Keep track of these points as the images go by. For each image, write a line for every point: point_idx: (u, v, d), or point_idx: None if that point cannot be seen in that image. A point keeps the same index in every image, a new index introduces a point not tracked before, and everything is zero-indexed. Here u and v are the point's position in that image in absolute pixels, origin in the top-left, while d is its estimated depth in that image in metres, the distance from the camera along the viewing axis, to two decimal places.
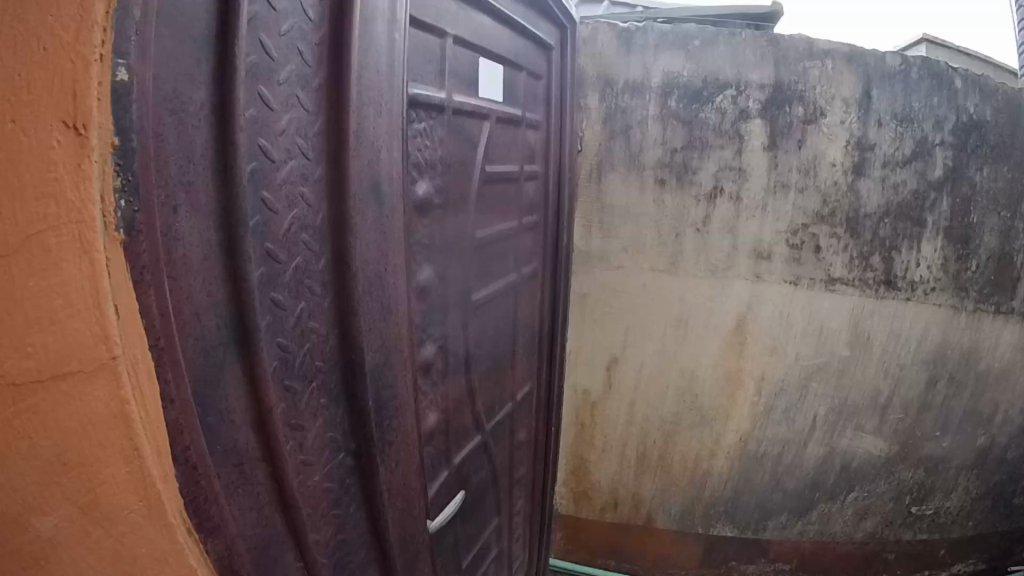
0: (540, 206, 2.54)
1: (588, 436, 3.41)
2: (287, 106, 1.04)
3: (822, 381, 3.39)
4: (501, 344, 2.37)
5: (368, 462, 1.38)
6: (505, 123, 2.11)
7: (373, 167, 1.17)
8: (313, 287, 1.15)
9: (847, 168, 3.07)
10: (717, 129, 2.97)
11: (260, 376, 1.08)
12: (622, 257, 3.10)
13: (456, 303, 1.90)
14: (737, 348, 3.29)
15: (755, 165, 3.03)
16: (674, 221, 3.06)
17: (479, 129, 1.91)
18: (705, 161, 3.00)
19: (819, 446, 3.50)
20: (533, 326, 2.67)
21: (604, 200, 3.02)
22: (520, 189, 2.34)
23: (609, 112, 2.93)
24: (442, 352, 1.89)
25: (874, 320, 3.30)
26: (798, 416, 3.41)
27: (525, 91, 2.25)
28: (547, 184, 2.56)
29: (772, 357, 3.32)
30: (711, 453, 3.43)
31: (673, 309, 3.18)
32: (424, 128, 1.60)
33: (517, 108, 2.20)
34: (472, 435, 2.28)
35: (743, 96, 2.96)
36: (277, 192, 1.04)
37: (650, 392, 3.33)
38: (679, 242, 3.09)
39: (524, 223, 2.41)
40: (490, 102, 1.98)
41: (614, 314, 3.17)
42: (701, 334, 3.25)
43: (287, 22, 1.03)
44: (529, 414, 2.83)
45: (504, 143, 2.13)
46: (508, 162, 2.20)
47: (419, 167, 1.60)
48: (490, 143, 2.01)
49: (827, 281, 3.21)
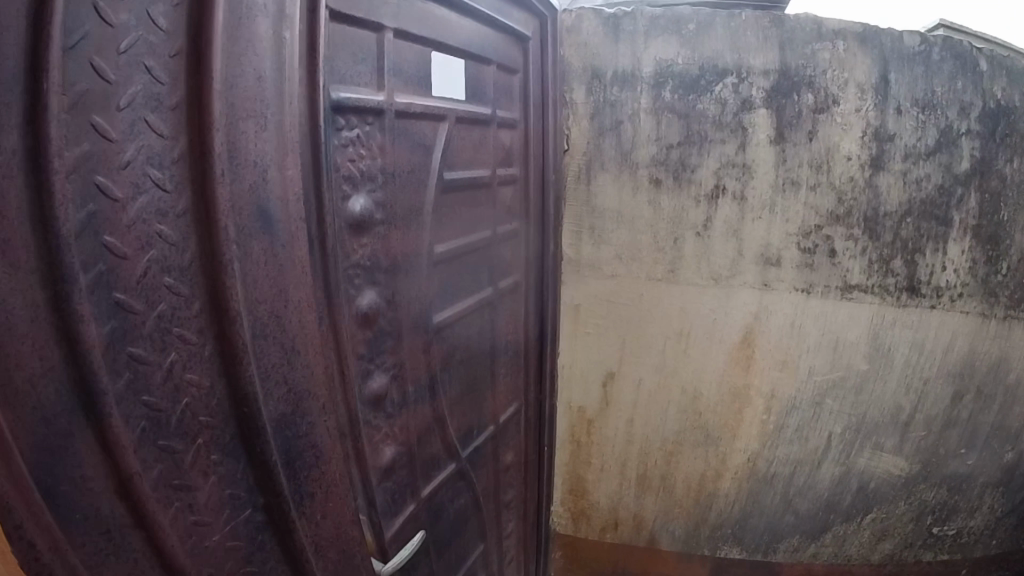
0: (515, 214, 2.37)
1: (586, 455, 3.21)
2: (133, 134, 0.89)
3: (838, 398, 3.14)
4: (478, 366, 2.19)
5: (284, 519, 1.23)
6: (469, 123, 1.93)
7: (258, 191, 1.03)
8: (186, 335, 1.01)
9: (864, 162, 2.81)
10: (717, 122, 2.77)
11: (118, 441, 0.94)
12: (617, 264, 2.88)
13: (411, 328, 1.71)
14: (744, 364, 3.07)
15: (761, 161, 2.81)
16: (671, 225, 2.85)
17: (434, 133, 1.71)
18: (705, 157, 2.80)
19: (834, 466, 3.26)
20: (516, 342, 2.49)
21: (595, 203, 2.82)
22: (490, 198, 2.14)
23: (597, 104, 2.76)
24: (400, 382, 1.71)
25: (895, 331, 3.04)
26: (810, 436, 3.19)
27: (494, 88, 2.07)
28: (524, 187, 2.42)
29: (783, 374, 3.10)
30: (716, 475, 3.24)
31: (674, 322, 2.97)
32: (357, 136, 1.41)
33: (484, 106, 2.02)
34: (444, 464, 2.09)
35: (745, 84, 2.73)
36: (125, 234, 0.90)
37: (651, 407, 3.11)
38: (678, 247, 2.88)
39: (498, 233, 2.22)
40: (449, 102, 1.78)
41: (607, 327, 2.97)
42: (703, 350, 3.03)
43: (127, 37, 0.87)
44: (515, 434, 2.66)
45: (469, 146, 1.94)
46: (475, 166, 2.01)
47: (351, 181, 1.41)
48: (450, 148, 1.82)
49: (843, 290, 2.98)
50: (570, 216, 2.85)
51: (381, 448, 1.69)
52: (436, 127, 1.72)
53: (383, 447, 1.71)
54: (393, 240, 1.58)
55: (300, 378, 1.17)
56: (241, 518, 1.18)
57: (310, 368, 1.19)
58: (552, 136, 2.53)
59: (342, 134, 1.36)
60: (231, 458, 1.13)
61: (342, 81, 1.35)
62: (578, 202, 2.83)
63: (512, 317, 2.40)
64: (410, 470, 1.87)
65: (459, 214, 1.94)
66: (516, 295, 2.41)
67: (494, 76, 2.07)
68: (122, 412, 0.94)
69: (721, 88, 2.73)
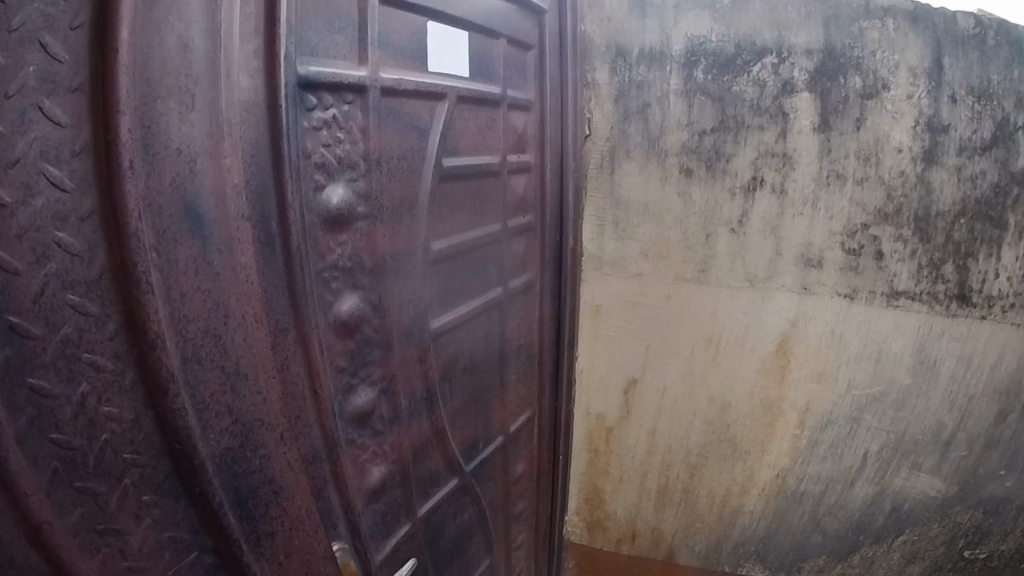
0: (529, 206, 2.17)
1: (604, 464, 2.99)
2: (25, 123, 0.87)
3: (877, 414, 2.93)
4: (486, 374, 2.00)
5: (236, 560, 1.13)
6: (474, 102, 1.74)
7: (180, 185, 1.01)
8: (99, 362, 0.97)
9: (916, 155, 2.66)
10: (756, 106, 2.59)
11: (23, 478, 0.89)
12: (642, 260, 2.64)
13: (400, 337, 1.50)
14: (778, 376, 2.85)
15: (804, 151, 2.64)
16: (703, 220, 2.62)
17: (430, 115, 1.54)
18: (740, 146, 2.60)
19: (868, 485, 3.01)
20: (529, 345, 2.28)
21: (619, 193, 2.59)
22: (497, 189, 1.93)
23: (620, 87, 2.57)
24: (391, 397, 1.52)
25: (942, 343, 2.85)
26: (845, 453, 2.96)
27: (501, 65, 1.95)
28: (540, 175, 2.21)
29: (819, 386, 2.89)
30: (742, 489, 3.00)
31: (704, 326, 2.74)
32: (334, 116, 1.28)
33: (490, 85, 1.87)
34: (445, 479, 1.91)
35: (786, 64, 2.59)
36: (18, 247, 0.87)
37: (676, 417, 2.88)
38: (710, 244, 2.64)
39: (508, 227, 2.01)
40: (450, 78, 1.60)
41: (632, 331, 2.74)
42: (734, 357, 2.80)
43: (21, 14, 0.86)
44: (527, 443, 2.49)
45: (472, 131, 1.75)
46: (480, 152, 1.81)
47: (325, 172, 1.27)
48: (449, 132, 1.62)
49: (889, 296, 2.80)
50: (590, 208, 2.62)
51: (371, 469, 1.52)
52: (432, 106, 1.54)
53: (371, 468, 1.53)
54: (377, 237, 1.40)
55: (243, 398, 1.12)
56: (186, 562, 1.09)
57: (256, 386, 1.14)
58: (571, 120, 2.32)
59: (312, 115, 1.24)
60: (168, 499, 1.05)
61: (313, 53, 1.24)
62: (601, 191, 2.60)
63: (523, 320, 2.19)
64: (405, 489, 1.68)
65: (462, 208, 1.75)
66: (528, 295, 2.21)
67: (498, 51, 1.95)
68: (26, 449, 0.90)
69: (759, 68, 2.58)
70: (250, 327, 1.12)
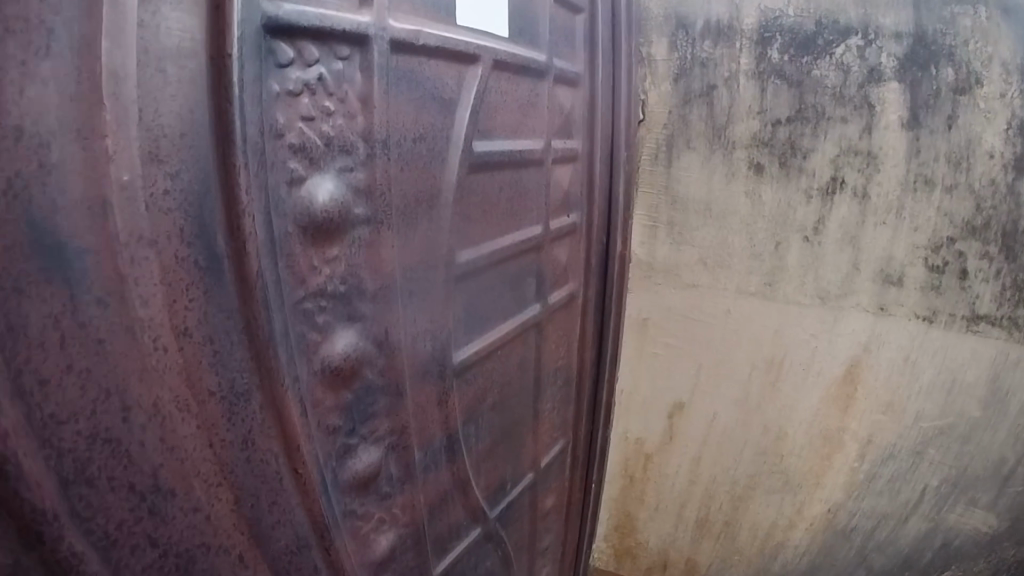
0: (574, 203, 1.80)
1: (639, 492, 2.67)
2: None
3: (941, 448, 2.54)
4: (519, 404, 1.68)
5: None
6: (510, 68, 1.42)
7: (53, 203, 0.78)
8: None
9: (1007, 163, 2.28)
10: (839, 94, 2.20)
11: None
12: (695, 267, 2.27)
13: (413, 372, 1.23)
14: (842, 405, 2.48)
15: (891, 150, 2.24)
16: (774, 225, 2.24)
17: (460, 86, 1.27)
18: (821, 140, 2.21)
19: (921, 521, 2.62)
20: (565, 367, 1.93)
21: (675, 189, 2.23)
22: (535, 184, 1.55)
23: (682, 68, 2.21)
24: (401, 454, 1.24)
25: (1020, 373, 2.45)
26: (903, 487, 2.59)
27: (548, 28, 1.61)
28: (588, 164, 1.84)
29: (885, 417, 2.51)
30: (789, 523, 2.65)
31: (764, 348, 2.39)
32: (322, 75, 1.02)
33: (534, 49, 1.52)
34: (467, 527, 1.60)
35: (874, 48, 2.23)
36: None
37: (726, 446, 2.53)
38: (780, 254, 2.27)
39: (548, 228, 1.65)
40: (482, 40, 1.32)
41: (681, 349, 2.39)
42: (797, 382, 2.43)
43: None
44: (559, 474, 2.16)
45: (510, 107, 1.42)
46: (520, 134, 1.47)
47: (304, 157, 1.00)
48: (480, 108, 1.32)
49: (970, 320, 2.41)
50: (641, 204, 2.28)
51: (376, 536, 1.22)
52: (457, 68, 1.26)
53: (378, 538, 1.24)
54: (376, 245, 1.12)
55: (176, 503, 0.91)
56: None
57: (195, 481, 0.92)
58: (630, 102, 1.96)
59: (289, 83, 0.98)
60: None
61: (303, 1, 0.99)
62: (654, 184, 2.26)
63: (558, 339, 1.83)
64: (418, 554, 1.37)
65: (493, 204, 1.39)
66: (568, 310, 1.86)
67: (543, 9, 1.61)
68: None
69: (842, 51, 2.21)
70: (180, 408, 0.89)
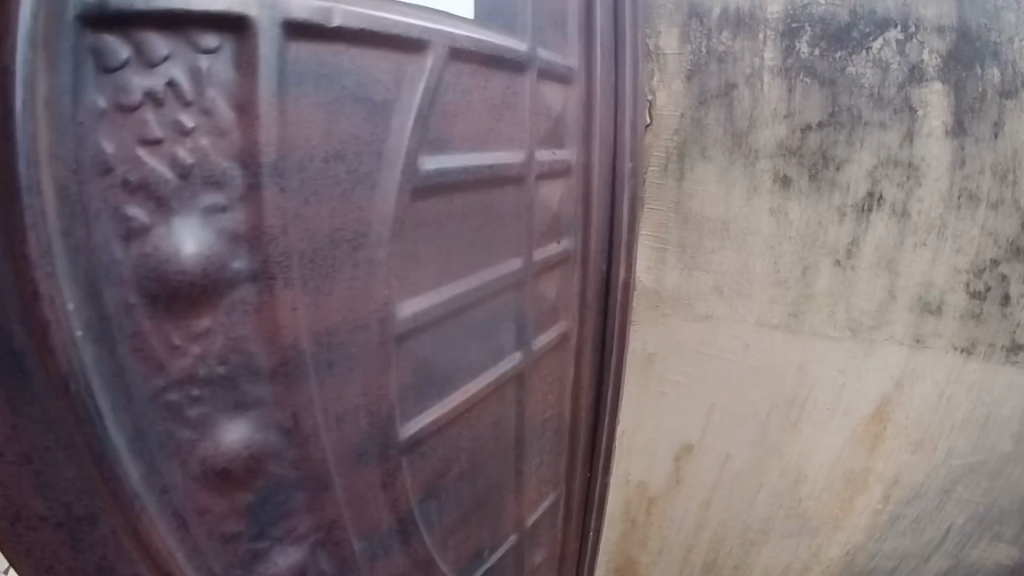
0: (569, 228, 1.53)
1: (640, 536, 2.34)
2: None
3: (971, 485, 2.28)
4: (498, 459, 1.46)
5: None
6: (463, 56, 1.20)
7: None
8: None
9: None
10: (876, 96, 1.87)
11: None
12: (708, 293, 1.95)
13: (338, 459, 1.12)
14: (870, 444, 2.19)
15: (933, 161, 1.92)
16: (803, 246, 1.92)
17: (396, 80, 1.10)
18: (856, 149, 1.88)
19: (944, 559, 2.40)
20: (555, 416, 1.66)
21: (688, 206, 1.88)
22: (503, 213, 1.35)
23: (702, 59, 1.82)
24: (333, 547, 1.17)
25: None
26: (928, 526, 2.33)
27: (513, 12, 1.33)
28: (582, 182, 1.55)
29: (915, 456, 2.22)
30: (805, 567, 2.36)
31: (786, 385, 2.08)
32: (172, 85, 0.94)
33: (501, 38, 1.29)
34: None
35: (915, 44, 1.89)
36: None
37: (739, 491, 2.23)
38: (808, 278, 1.95)
39: (528, 265, 1.42)
40: (425, 19, 1.13)
41: (692, 386, 2.07)
42: (823, 422, 2.14)
43: None
44: (551, 530, 1.83)
45: (463, 111, 1.21)
46: (480, 147, 1.26)
47: (150, 197, 0.94)
48: (424, 111, 1.14)
49: (1011, 350, 2.13)
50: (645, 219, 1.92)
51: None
52: (387, 54, 1.09)
53: None
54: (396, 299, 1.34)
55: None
56: None
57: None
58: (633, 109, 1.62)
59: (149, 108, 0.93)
60: None
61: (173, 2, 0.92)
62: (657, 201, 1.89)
63: (545, 385, 1.58)
64: None
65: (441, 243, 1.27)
66: (556, 352, 1.59)
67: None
68: None
69: (880, 45, 1.87)
70: (16, 527, 0.96)
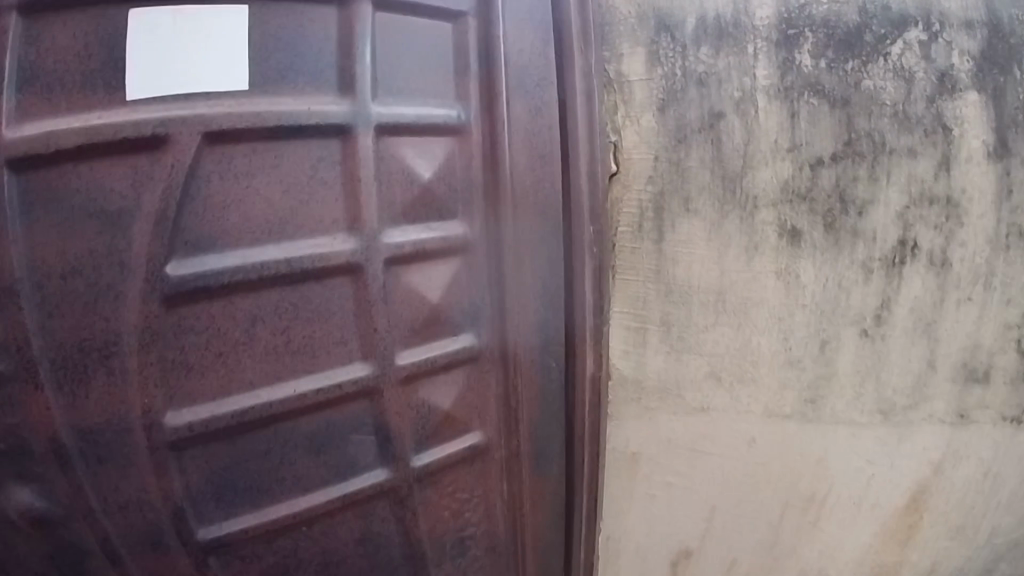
0: (468, 317, 0.98)
1: None
2: None
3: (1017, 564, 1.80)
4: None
5: None
6: (227, 139, 0.84)
7: None
8: None
9: None
10: (902, 115, 1.30)
11: None
12: (706, 384, 1.31)
13: (127, 547, 0.93)
14: (904, 541, 1.62)
15: (978, 196, 1.37)
16: (819, 318, 1.33)
17: (134, 186, 0.83)
18: (881, 190, 1.30)
19: None
20: (487, 533, 1.10)
21: (671, 275, 1.22)
22: (337, 309, 0.91)
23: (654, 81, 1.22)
24: None
25: None
26: None
27: (333, 58, 0.88)
28: (490, 264, 0.97)
29: (954, 543, 1.68)
30: None
31: (805, 484, 1.48)
32: None
33: (301, 101, 0.86)
34: None
35: (944, 46, 1.35)
36: None
37: None
38: (827, 356, 1.37)
39: (390, 367, 0.95)
40: (185, 104, 0.83)
41: (686, 489, 1.41)
42: (848, 521, 1.56)
43: None
44: None
45: (239, 198, 0.85)
46: (278, 237, 0.87)
47: None
48: (171, 216, 0.84)
49: None
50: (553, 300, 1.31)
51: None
52: (129, 164, 0.83)
53: None
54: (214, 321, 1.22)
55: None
56: None
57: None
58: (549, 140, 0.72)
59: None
60: None
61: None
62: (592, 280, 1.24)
63: (457, 499, 1.06)
64: None
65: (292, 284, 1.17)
66: (471, 469, 1.05)
67: (330, 25, 0.88)
68: None
69: (899, 51, 1.32)
70: None
